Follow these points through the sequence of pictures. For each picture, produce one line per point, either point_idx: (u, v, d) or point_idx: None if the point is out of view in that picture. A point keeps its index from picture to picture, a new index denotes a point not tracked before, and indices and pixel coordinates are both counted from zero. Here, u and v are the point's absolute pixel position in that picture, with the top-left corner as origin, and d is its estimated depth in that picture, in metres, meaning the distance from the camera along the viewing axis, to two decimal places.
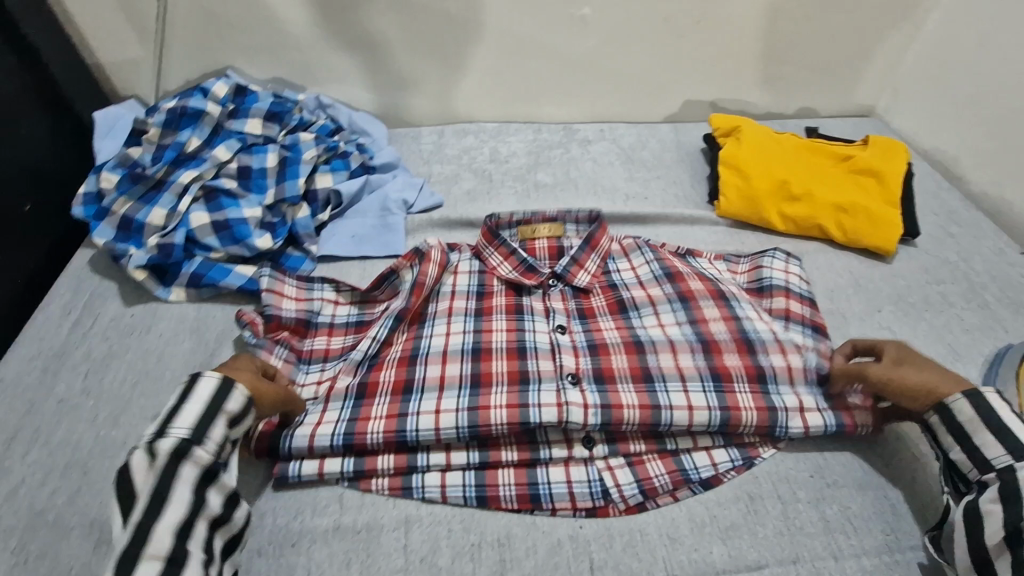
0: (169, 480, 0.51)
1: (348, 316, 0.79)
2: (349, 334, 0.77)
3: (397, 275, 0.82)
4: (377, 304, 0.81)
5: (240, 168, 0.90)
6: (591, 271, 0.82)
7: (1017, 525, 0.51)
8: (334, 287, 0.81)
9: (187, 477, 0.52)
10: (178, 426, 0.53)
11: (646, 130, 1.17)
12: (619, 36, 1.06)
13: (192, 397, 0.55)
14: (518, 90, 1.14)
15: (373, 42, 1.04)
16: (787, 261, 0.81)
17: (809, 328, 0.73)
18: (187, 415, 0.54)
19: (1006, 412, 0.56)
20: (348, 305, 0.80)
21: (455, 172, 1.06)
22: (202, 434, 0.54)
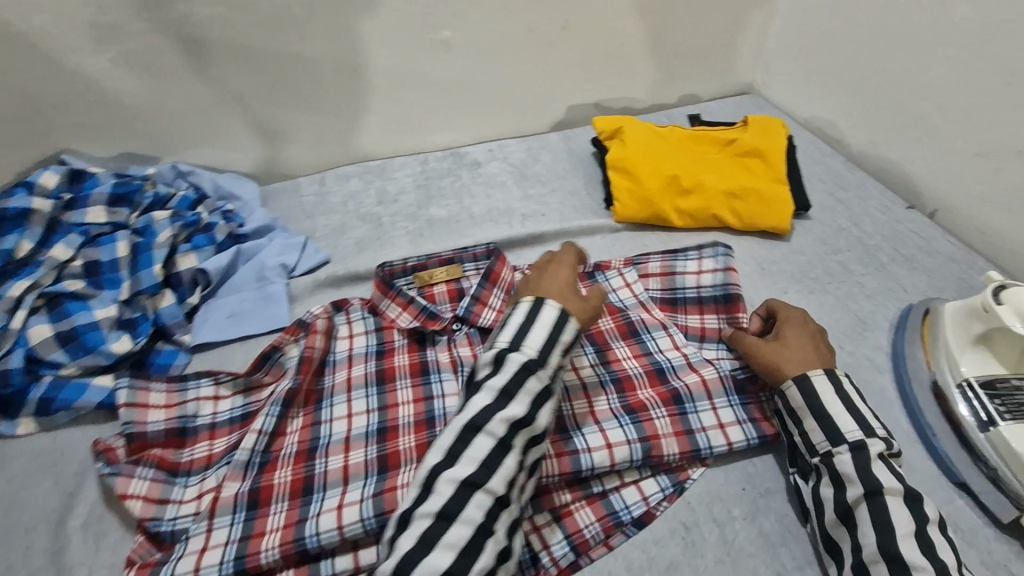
0: (509, 380, 0.56)
1: (232, 410, 0.71)
2: (235, 432, 0.69)
3: (281, 351, 0.74)
4: (264, 389, 0.73)
5: (87, 264, 0.80)
6: (494, 308, 0.79)
7: (845, 506, 0.53)
8: (211, 379, 0.72)
9: (526, 386, 0.56)
10: (504, 337, 0.59)
11: (536, 142, 1.14)
12: (486, 53, 1.02)
13: (539, 319, 0.59)
14: (395, 124, 1.08)
15: (226, 98, 0.95)
16: (700, 256, 0.77)
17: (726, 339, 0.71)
18: (532, 333, 0.58)
19: (828, 395, 0.58)
20: (231, 396, 0.72)
21: (341, 222, 0.98)
22: (518, 342, 0.58)
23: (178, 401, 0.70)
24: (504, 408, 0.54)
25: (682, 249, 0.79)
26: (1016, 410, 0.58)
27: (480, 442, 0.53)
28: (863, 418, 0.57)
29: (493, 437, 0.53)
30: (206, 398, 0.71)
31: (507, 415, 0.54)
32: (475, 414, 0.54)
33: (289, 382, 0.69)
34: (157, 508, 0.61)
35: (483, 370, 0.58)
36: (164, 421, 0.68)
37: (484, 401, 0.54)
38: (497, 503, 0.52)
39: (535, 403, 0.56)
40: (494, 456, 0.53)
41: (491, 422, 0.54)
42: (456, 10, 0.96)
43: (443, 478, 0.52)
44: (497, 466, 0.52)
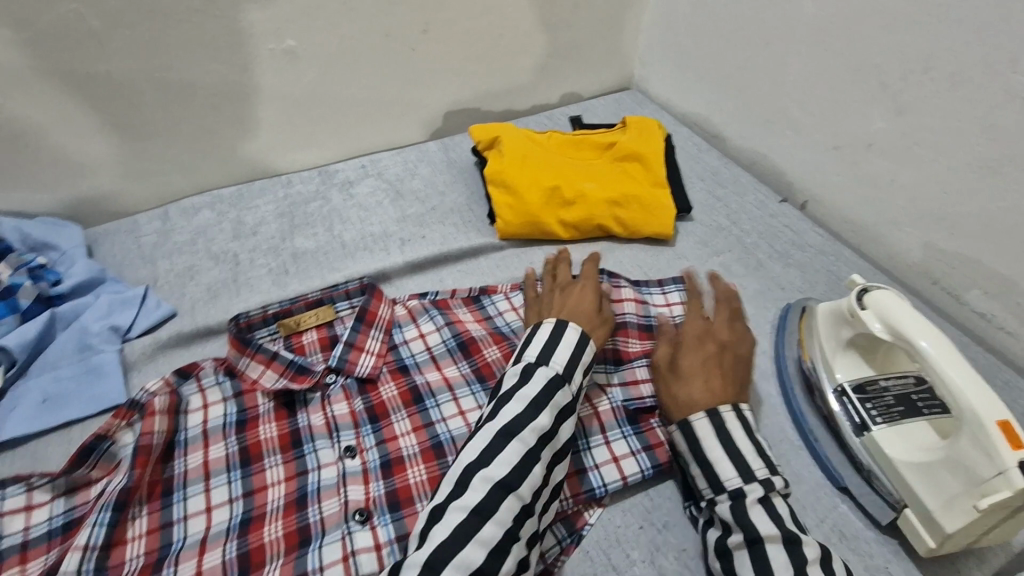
0: (545, 391, 0.56)
1: (51, 518, 0.58)
2: (54, 549, 0.56)
3: (113, 441, 0.62)
4: (92, 488, 0.60)
5: None
6: (372, 352, 0.71)
7: (727, 551, 0.52)
8: (24, 486, 0.59)
9: (556, 400, 0.56)
10: (530, 352, 0.60)
11: (413, 154, 1.05)
12: (341, 61, 0.92)
13: (563, 337, 0.60)
14: (246, 144, 0.95)
15: (20, 129, 0.79)
16: (664, 292, 0.79)
17: (612, 363, 0.70)
18: (559, 352, 0.59)
19: (708, 440, 0.57)
20: (48, 504, 0.59)
21: (189, 265, 0.85)
22: (546, 356, 0.59)
23: None
24: (533, 417, 0.54)
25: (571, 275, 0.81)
26: (885, 411, 0.59)
27: (512, 447, 0.52)
28: (743, 461, 0.56)
29: (524, 444, 0.53)
30: (12, 512, 0.57)
31: (541, 423, 0.54)
32: (510, 422, 0.54)
33: (123, 480, 0.58)
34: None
35: (509, 382, 0.58)
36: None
37: (516, 409, 0.54)
38: (524, 508, 0.51)
39: (557, 415, 0.56)
40: (525, 462, 0.52)
41: (525, 430, 0.53)
42: (298, 13, 0.85)
43: (479, 475, 0.51)
44: (528, 472, 0.52)
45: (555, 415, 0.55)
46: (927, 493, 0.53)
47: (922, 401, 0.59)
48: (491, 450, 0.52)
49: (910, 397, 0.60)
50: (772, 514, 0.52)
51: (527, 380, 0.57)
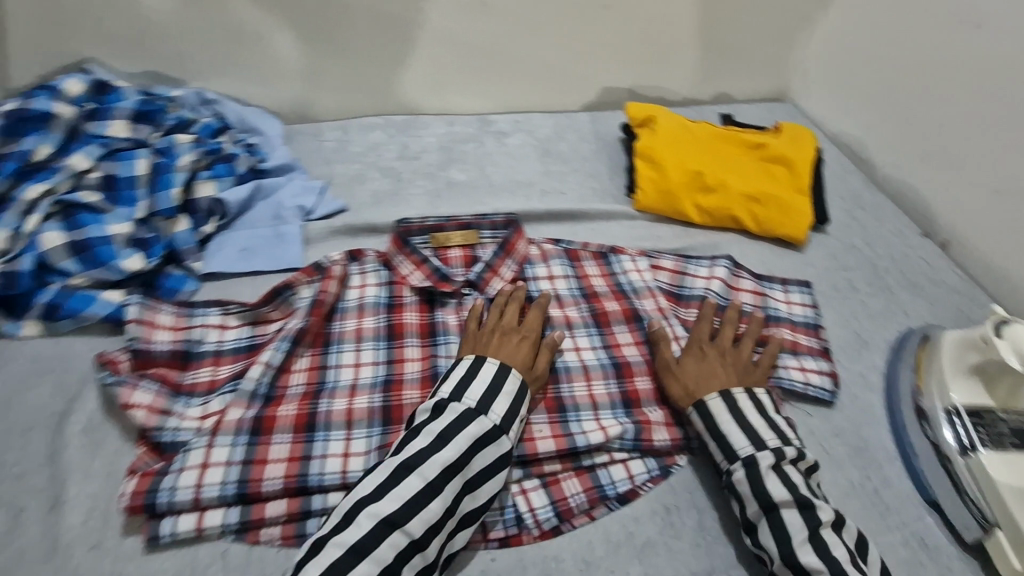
0: (457, 426, 0.57)
1: (239, 337, 0.71)
2: (240, 361, 0.69)
3: (292, 290, 0.74)
4: (270, 324, 0.73)
5: (105, 177, 0.79)
6: (506, 277, 0.81)
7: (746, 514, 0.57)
8: (219, 309, 0.73)
9: (464, 432, 0.57)
10: (442, 388, 0.61)
11: (564, 120, 1.12)
12: (525, 21, 1.01)
13: (480, 372, 0.62)
14: (425, 79, 1.06)
15: (257, 31, 0.94)
16: (787, 290, 0.82)
17: None
18: (475, 386, 0.60)
19: (722, 416, 0.62)
20: (237, 327, 0.72)
21: (360, 172, 0.98)
22: (458, 393, 0.60)
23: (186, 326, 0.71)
24: (438, 451, 0.55)
25: (696, 257, 0.86)
26: (996, 439, 0.62)
27: (411, 481, 0.54)
28: (755, 435, 0.60)
29: (423, 478, 0.54)
30: (212, 325, 0.71)
31: (442, 458, 0.55)
32: (411, 455, 0.55)
33: (299, 322, 0.71)
34: (159, 418, 0.62)
35: (422, 417, 0.59)
36: (171, 342, 0.69)
37: (421, 443, 0.56)
38: (414, 544, 0.52)
39: (472, 448, 0.57)
40: (421, 496, 0.53)
41: (426, 464, 0.55)
42: None
43: (365, 511, 0.52)
44: (417, 510, 0.53)
45: (465, 446, 0.56)
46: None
47: None
48: (390, 483, 0.54)
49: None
50: (785, 482, 0.57)
51: (433, 416, 0.58)
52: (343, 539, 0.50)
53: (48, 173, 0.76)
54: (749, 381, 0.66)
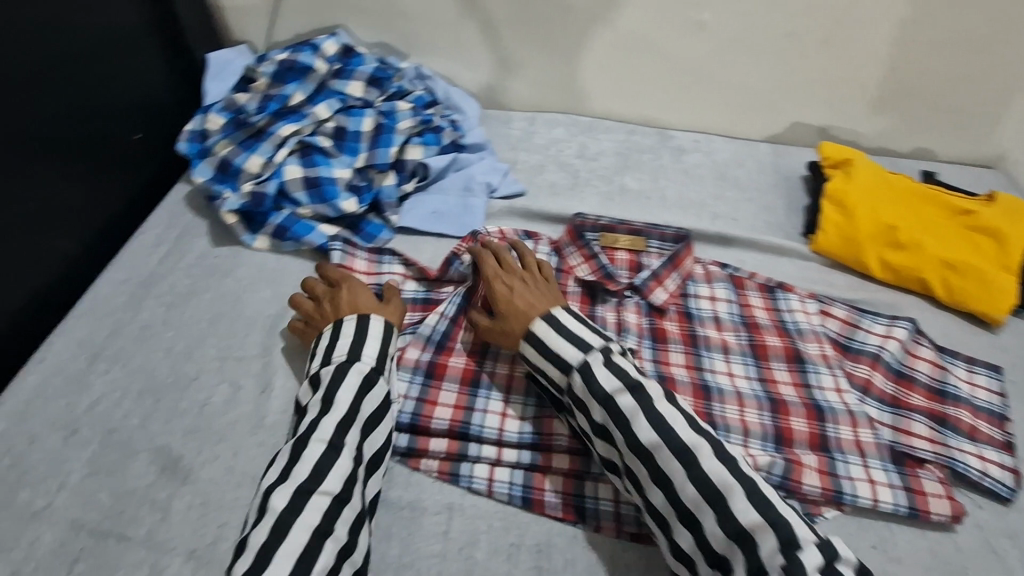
0: (336, 386, 0.61)
1: (417, 291, 0.79)
2: (416, 310, 0.77)
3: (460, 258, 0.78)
4: (444, 283, 0.80)
5: (337, 128, 0.91)
6: (668, 289, 0.82)
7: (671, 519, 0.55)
8: (402, 262, 0.81)
9: (343, 385, 0.61)
10: (311, 364, 0.65)
11: (744, 148, 1.11)
12: (733, 46, 1.01)
13: (342, 328, 0.66)
14: (617, 86, 1.09)
15: (480, 19, 1.01)
16: (971, 370, 0.76)
17: (888, 404, 0.73)
18: (337, 347, 0.65)
19: (548, 335, 0.63)
20: (415, 281, 0.80)
21: (540, 163, 1.04)
22: (325, 357, 0.64)
23: (375, 272, 0.80)
24: (335, 413, 0.59)
25: (872, 312, 0.82)
26: None
27: (312, 448, 0.56)
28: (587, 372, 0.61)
29: (322, 442, 0.57)
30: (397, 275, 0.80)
31: (332, 416, 0.59)
32: (305, 427, 0.58)
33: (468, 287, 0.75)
34: None
35: (306, 394, 0.63)
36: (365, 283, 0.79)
37: (312, 413, 0.59)
38: (335, 500, 0.54)
39: (359, 395, 0.61)
40: (325, 461, 0.56)
41: (318, 429, 0.58)
42: None
43: (277, 494, 0.54)
44: (327, 470, 0.55)
45: (352, 395, 0.60)
46: None
47: None
48: (290, 461, 0.56)
49: None
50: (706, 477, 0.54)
51: (313, 390, 0.63)
52: (259, 536, 0.51)
53: (297, 117, 0.89)
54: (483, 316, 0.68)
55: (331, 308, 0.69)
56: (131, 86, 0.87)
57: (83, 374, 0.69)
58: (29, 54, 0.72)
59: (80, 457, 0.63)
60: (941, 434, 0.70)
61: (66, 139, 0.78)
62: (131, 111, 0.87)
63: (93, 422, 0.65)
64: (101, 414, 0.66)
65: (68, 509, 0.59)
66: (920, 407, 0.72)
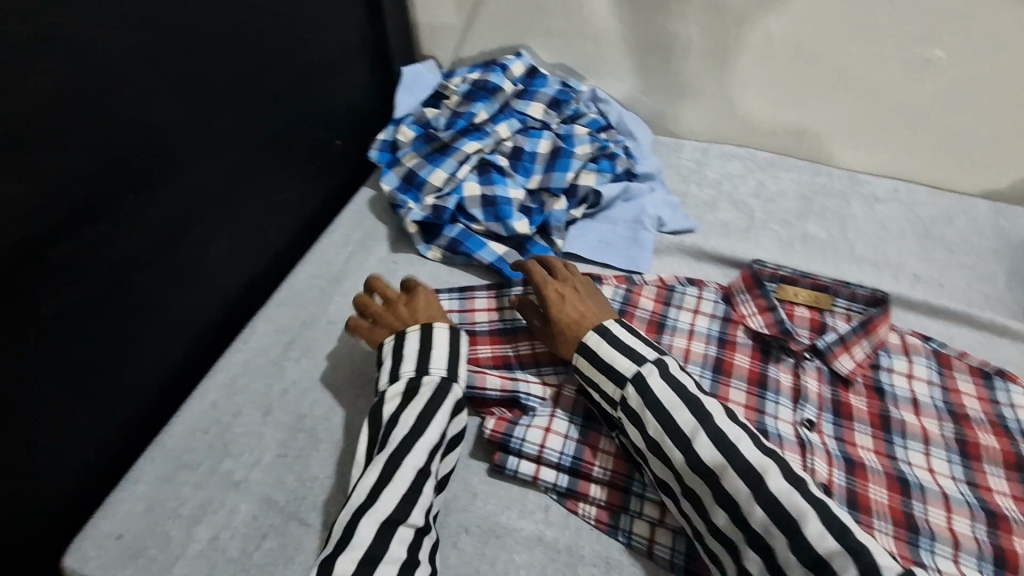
0: (432, 408, 0.62)
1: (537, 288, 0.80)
2: None
3: None
4: None
5: (515, 148, 0.92)
6: (856, 358, 0.73)
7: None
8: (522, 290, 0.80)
9: (439, 408, 0.62)
10: (390, 375, 0.65)
11: (956, 202, 0.96)
12: (965, 87, 0.88)
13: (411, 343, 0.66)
14: (810, 123, 1.00)
15: (670, 45, 0.98)
16: None
17: None
18: (431, 356, 0.65)
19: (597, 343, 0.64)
20: None
21: (712, 199, 0.98)
22: (420, 367, 0.64)
23: (497, 307, 0.79)
24: (422, 432, 0.60)
25: None
26: None
27: (403, 477, 0.57)
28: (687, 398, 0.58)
29: (415, 468, 0.58)
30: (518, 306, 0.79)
31: (422, 443, 0.59)
32: (395, 450, 0.59)
33: None
34: (513, 383, 0.69)
35: (390, 404, 0.63)
36: (487, 324, 0.78)
37: (402, 432, 0.60)
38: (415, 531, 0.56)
39: (451, 414, 0.63)
40: (412, 488, 0.58)
41: (412, 458, 0.59)
42: (969, 26, 0.83)
43: (366, 518, 0.55)
44: (417, 494, 0.58)
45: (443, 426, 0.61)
46: None
47: None
48: (380, 485, 0.57)
49: None
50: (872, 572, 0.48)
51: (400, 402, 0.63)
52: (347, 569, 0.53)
53: (479, 135, 0.92)
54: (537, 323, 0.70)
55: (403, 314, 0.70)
56: (343, 95, 0.96)
57: (279, 359, 0.77)
58: (278, 65, 0.81)
59: (274, 437, 0.69)
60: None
61: (288, 142, 0.86)
62: (337, 118, 0.96)
63: (285, 406, 0.72)
64: (292, 399, 0.72)
65: (262, 485, 0.65)
66: None
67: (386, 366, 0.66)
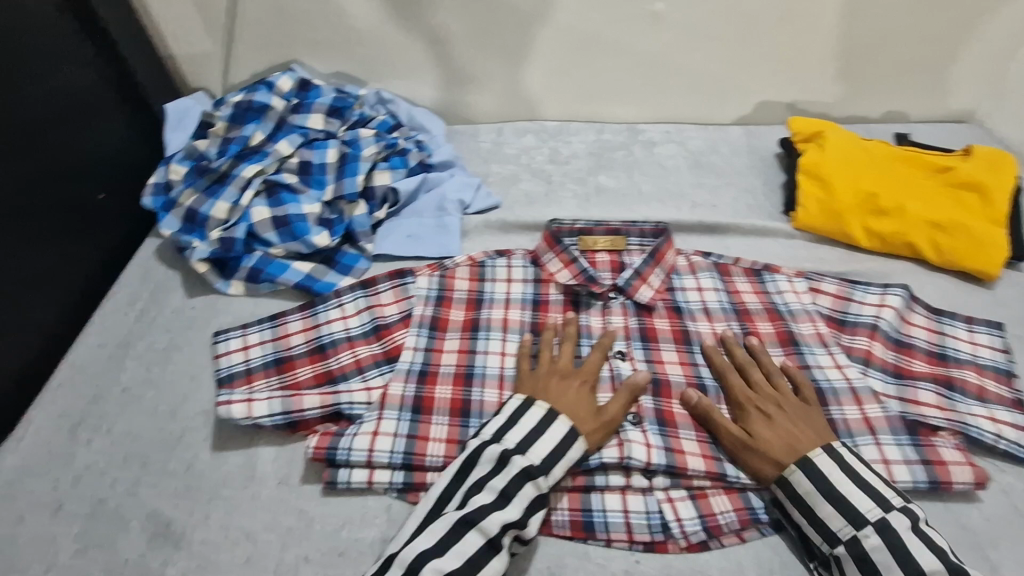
0: (517, 486, 0.57)
1: (355, 294, 0.79)
2: (372, 343, 0.75)
3: (376, 314, 0.78)
4: (385, 309, 0.79)
5: (301, 163, 0.90)
6: (653, 286, 0.79)
7: None
8: (336, 305, 0.79)
9: (522, 491, 0.57)
10: (507, 437, 0.60)
11: (716, 133, 1.09)
12: (692, 33, 0.99)
13: (550, 428, 0.61)
14: (584, 88, 1.07)
15: (437, 38, 1.00)
16: (972, 328, 0.74)
17: (893, 376, 0.70)
18: (538, 444, 0.60)
19: None
20: (357, 315, 0.78)
21: (513, 173, 1.02)
22: (524, 446, 0.59)
23: (313, 326, 0.77)
24: (500, 509, 0.56)
25: (864, 282, 0.80)
26: None
27: (471, 536, 0.54)
28: (875, 490, 0.57)
29: (484, 534, 0.55)
30: (335, 320, 0.77)
31: (503, 516, 0.55)
32: (473, 510, 0.56)
33: (431, 312, 0.77)
34: (333, 397, 0.67)
35: (480, 469, 0.59)
36: (304, 344, 0.75)
37: (483, 499, 0.56)
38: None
39: (529, 508, 0.57)
40: (478, 557, 0.54)
41: (486, 521, 0.55)
42: None
43: (430, 567, 0.53)
44: (482, 566, 0.54)
45: (522, 511, 0.56)
46: None
47: None
48: (451, 537, 0.54)
49: None
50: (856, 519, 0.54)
51: (496, 468, 0.58)
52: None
53: (260, 157, 0.88)
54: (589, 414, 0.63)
55: (550, 387, 0.65)
56: (94, 146, 0.87)
57: (67, 446, 0.67)
58: None
59: (68, 533, 0.61)
60: (949, 398, 0.68)
61: (28, 210, 0.76)
62: (93, 171, 0.86)
63: (79, 495, 0.63)
64: (87, 485, 0.64)
65: None
66: (924, 373, 0.70)
67: (503, 425, 0.62)
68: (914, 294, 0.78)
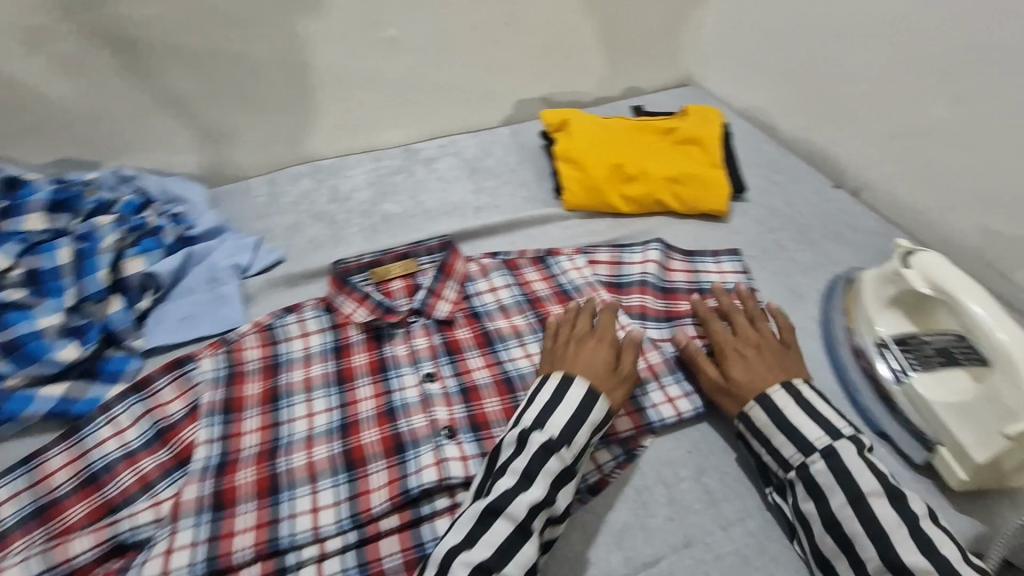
0: (539, 462, 0.59)
1: (127, 404, 0.69)
2: (158, 451, 0.66)
3: (160, 418, 0.69)
4: (167, 407, 0.70)
5: (28, 273, 0.77)
6: (450, 299, 0.80)
7: (830, 515, 0.58)
8: (106, 420, 0.68)
9: (546, 468, 0.59)
10: (527, 416, 0.62)
11: (487, 136, 1.14)
12: (432, 51, 1.03)
13: (564, 399, 0.62)
14: (347, 122, 1.06)
15: (169, 101, 0.93)
16: (718, 260, 0.87)
17: (665, 321, 0.79)
18: (554, 416, 0.61)
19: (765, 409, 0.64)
20: (135, 426, 0.68)
21: (294, 222, 0.97)
22: (543, 421, 0.61)
23: (80, 454, 0.66)
24: (526, 490, 0.57)
25: (629, 245, 0.89)
26: (925, 361, 0.70)
27: (499, 525, 0.56)
28: (830, 422, 0.63)
29: (513, 520, 0.56)
30: (107, 439, 0.67)
31: (528, 497, 0.57)
32: (497, 497, 0.57)
33: (222, 394, 0.70)
34: (110, 528, 0.59)
35: (505, 452, 0.61)
36: (71, 479, 0.64)
37: (507, 482, 0.58)
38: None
39: (556, 484, 0.59)
40: (511, 542, 0.55)
41: (512, 505, 0.56)
42: (402, 7, 0.96)
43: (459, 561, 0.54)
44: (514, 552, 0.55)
45: (549, 486, 0.58)
46: (964, 429, 0.64)
47: (962, 354, 0.68)
48: (479, 527, 0.56)
49: (951, 350, 0.69)
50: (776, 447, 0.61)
51: (524, 449, 0.60)
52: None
53: None
54: (612, 377, 0.66)
55: (568, 354, 0.68)
56: None
57: None
58: None
59: None
60: None
61: None
62: None
63: None
64: None
65: None
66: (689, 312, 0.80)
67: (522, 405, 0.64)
68: (668, 244, 0.88)
